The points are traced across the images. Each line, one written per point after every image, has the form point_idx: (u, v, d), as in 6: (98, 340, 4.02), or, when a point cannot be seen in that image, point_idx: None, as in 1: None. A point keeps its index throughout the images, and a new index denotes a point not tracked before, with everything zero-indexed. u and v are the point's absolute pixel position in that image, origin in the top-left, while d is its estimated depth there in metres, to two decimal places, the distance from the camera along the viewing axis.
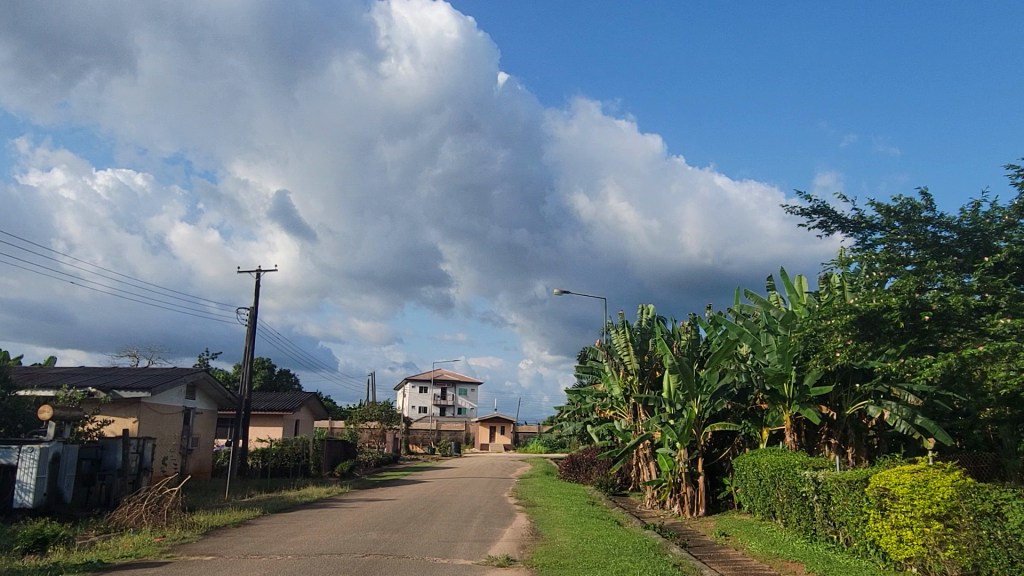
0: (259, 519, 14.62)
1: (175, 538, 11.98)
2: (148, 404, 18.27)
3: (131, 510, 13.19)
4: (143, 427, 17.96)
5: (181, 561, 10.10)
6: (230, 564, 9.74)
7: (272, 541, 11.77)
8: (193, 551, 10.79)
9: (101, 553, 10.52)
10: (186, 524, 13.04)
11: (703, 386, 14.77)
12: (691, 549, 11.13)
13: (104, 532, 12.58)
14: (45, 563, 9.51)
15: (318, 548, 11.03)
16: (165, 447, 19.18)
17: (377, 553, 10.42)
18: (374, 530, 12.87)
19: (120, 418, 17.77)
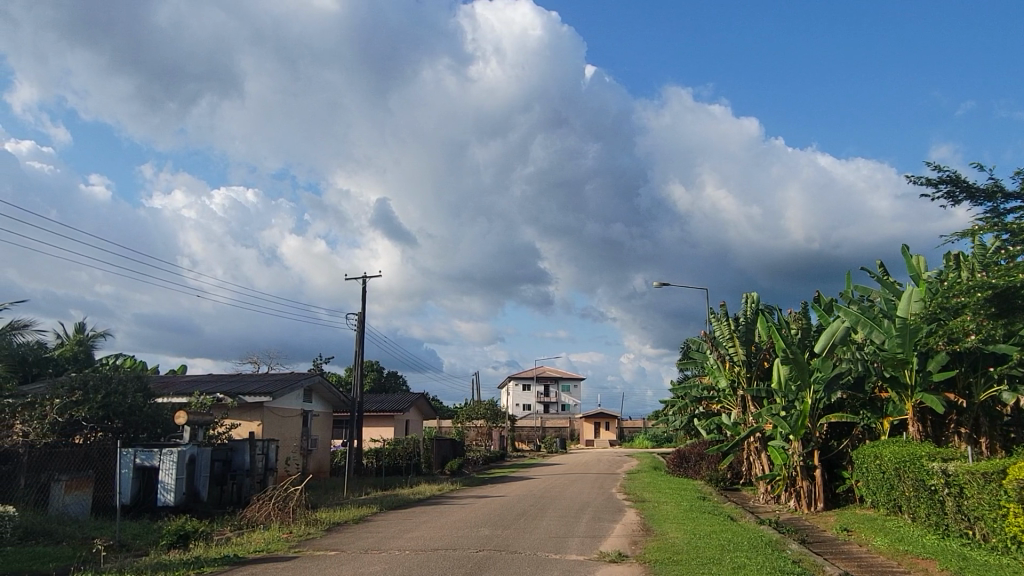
0: (377, 516, 15.22)
1: (301, 534, 12.69)
2: (270, 408, 19.38)
3: (261, 507, 14.07)
4: (267, 429, 19.08)
5: (308, 555, 10.70)
6: (354, 559, 10.24)
7: (391, 537, 12.25)
8: (319, 547, 11.40)
9: (237, 548, 11.29)
10: (310, 520, 13.80)
11: (816, 375, 14.16)
12: (811, 546, 10.73)
13: (238, 528, 13.48)
14: (189, 557, 10.29)
15: (434, 543, 11.39)
16: (287, 448, 20.29)
17: (490, 549, 10.64)
18: (486, 526, 13.14)
19: (246, 421, 18.93)
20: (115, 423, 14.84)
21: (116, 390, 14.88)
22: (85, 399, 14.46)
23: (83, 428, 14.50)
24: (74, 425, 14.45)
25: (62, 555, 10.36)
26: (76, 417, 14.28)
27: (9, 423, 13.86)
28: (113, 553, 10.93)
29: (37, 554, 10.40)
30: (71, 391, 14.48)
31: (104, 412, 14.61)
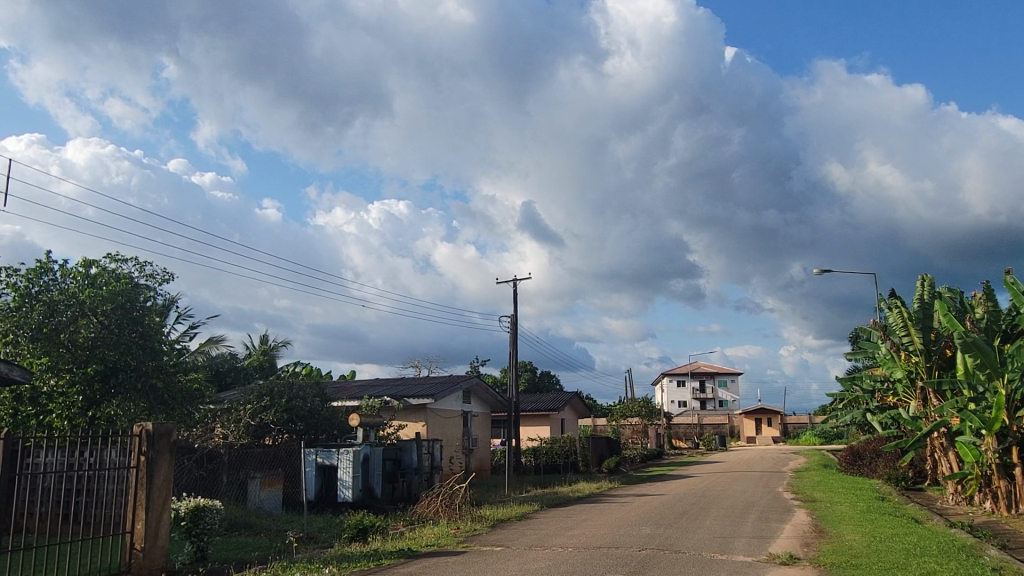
0: (537, 514, 15.52)
1: (468, 530, 13.22)
2: (433, 410, 20.35)
3: (429, 504, 14.82)
4: (431, 430, 20.06)
5: (475, 551, 11.13)
6: (519, 555, 10.55)
7: (553, 534, 12.46)
8: (485, 542, 11.83)
9: (410, 542, 11.98)
10: (476, 517, 14.34)
11: (1010, 363, 12.80)
12: (1014, 552, 9.71)
13: (410, 523, 14.28)
14: (368, 550, 11.04)
15: (597, 542, 11.47)
16: (450, 447, 21.22)
17: (654, 548, 10.57)
18: (648, 525, 13.02)
19: (411, 423, 19.98)
20: (297, 425, 16.20)
21: (297, 395, 16.30)
22: (271, 405, 15.98)
23: (271, 430, 15.94)
24: (264, 428, 15.93)
25: (261, 545, 11.50)
26: (265, 421, 15.79)
27: (211, 426, 15.55)
28: (304, 544, 11.98)
29: (241, 544, 11.62)
30: (259, 396, 16.08)
31: (289, 415, 16.04)
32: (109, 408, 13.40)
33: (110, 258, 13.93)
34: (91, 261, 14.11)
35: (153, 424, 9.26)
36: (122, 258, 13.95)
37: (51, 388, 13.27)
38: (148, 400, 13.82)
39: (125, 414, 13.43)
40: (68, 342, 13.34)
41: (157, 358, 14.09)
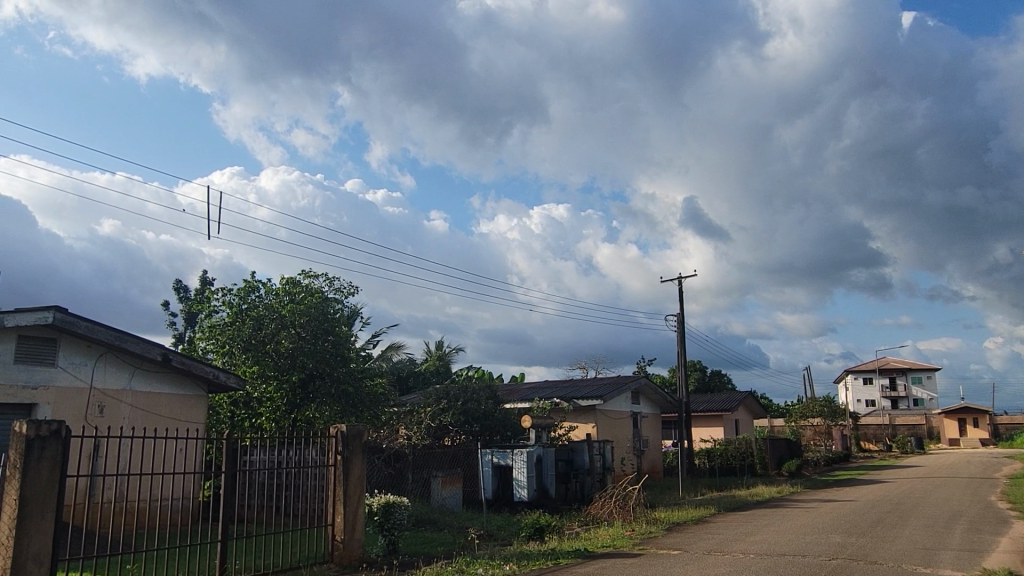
0: (715, 517, 15.11)
1: (644, 532, 13.12)
2: (603, 411, 20.43)
3: (603, 505, 14.89)
4: (601, 431, 20.14)
5: (652, 553, 11.06)
6: (698, 559, 10.36)
7: (733, 539, 12.08)
8: (663, 545, 11.71)
9: (586, 542, 12.13)
10: (651, 519, 14.20)
11: None
12: None
13: (585, 524, 14.43)
14: (547, 549, 11.30)
15: (781, 548, 10.98)
16: (622, 448, 21.19)
17: (845, 558, 9.96)
18: (837, 533, 12.25)
19: (582, 424, 20.18)
20: (474, 427, 16.89)
21: (472, 398, 17.02)
22: (448, 407, 16.80)
23: (450, 431, 16.72)
24: (443, 429, 16.78)
25: (446, 541, 12.11)
26: (444, 422, 16.62)
27: (396, 427, 16.63)
28: (485, 541, 12.48)
29: (428, 539, 12.34)
30: (437, 399, 16.99)
31: (465, 417, 16.79)
32: (308, 411, 14.75)
33: (304, 274, 15.35)
34: (289, 277, 15.63)
35: (346, 426, 10.11)
36: (314, 274, 15.33)
37: (261, 394, 14.84)
38: (341, 403, 15.04)
39: (321, 417, 14.71)
40: (273, 351, 14.86)
41: (347, 365, 15.31)
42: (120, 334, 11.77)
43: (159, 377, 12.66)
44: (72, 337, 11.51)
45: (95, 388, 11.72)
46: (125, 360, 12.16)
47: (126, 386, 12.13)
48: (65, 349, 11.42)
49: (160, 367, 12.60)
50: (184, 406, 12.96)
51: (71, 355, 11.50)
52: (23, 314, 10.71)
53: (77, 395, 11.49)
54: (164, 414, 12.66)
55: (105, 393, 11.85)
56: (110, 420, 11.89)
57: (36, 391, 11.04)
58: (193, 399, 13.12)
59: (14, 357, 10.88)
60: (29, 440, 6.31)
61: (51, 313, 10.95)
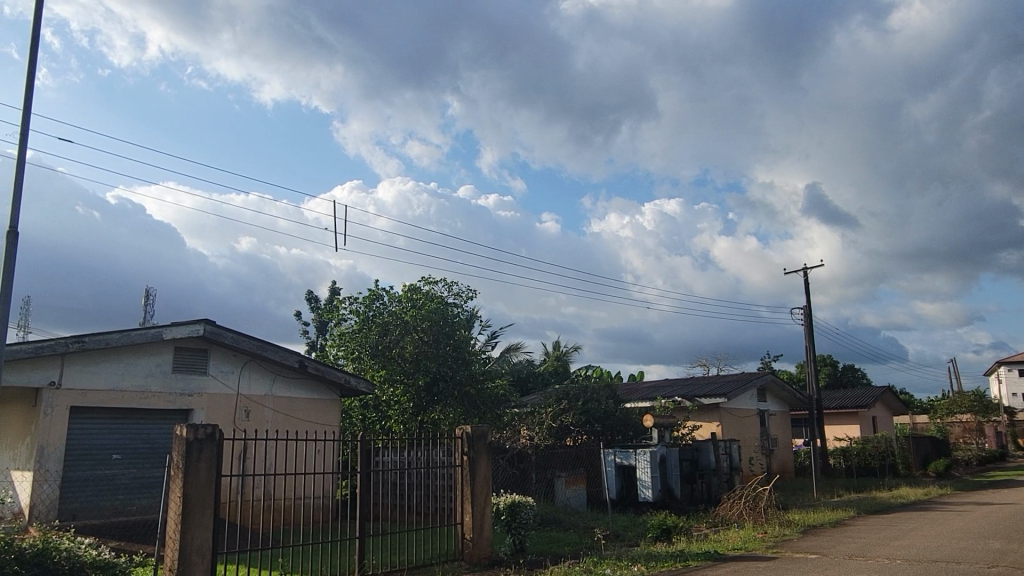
0: (855, 520, 14.30)
1: (778, 534, 12.62)
2: (727, 409, 19.83)
3: (732, 506, 14.44)
4: (727, 430, 19.55)
5: (788, 557, 10.63)
6: (839, 565, 9.84)
7: (876, 544, 11.38)
8: (798, 549, 11.22)
9: (716, 545, 11.81)
10: (784, 522, 13.63)
11: None
12: None
13: (714, 526, 14.05)
14: (675, 550, 11.12)
15: (931, 554, 10.24)
16: (750, 447, 20.50)
17: (1007, 566, 9.16)
18: (996, 539, 11.27)
19: (706, 423, 19.68)
20: (595, 426, 16.84)
21: (592, 398, 16.96)
22: (569, 407, 16.85)
23: (571, 431, 16.76)
24: (564, 429, 16.82)
25: (572, 541, 12.18)
26: (565, 423, 16.68)
27: (518, 428, 16.84)
28: (611, 541, 12.42)
29: (554, 539, 12.43)
30: (558, 400, 17.06)
31: (586, 417, 16.73)
32: (434, 413, 15.25)
33: (424, 281, 15.87)
34: (410, 284, 16.21)
35: (471, 427, 10.36)
36: (434, 280, 15.83)
37: (388, 397, 15.46)
38: (464, 405, 15.42)
39: (446, 418, 15.13)
40: (398, 356, 15.46)
41: (469, 368, 15.70)
42: (262, 343, 12.62)
43: (296, 383, 13.47)
44: (220, 348, 12.45)
45: (242, 394, 12.63)
46: (266, 367, 13.04)
47: (268, 391, 12.99)
48: (214, 358, 12.38)
49: (297, 373, 13.42)
50: (320, 411, 13.74)
51: (220, 364, 12.44)
52: (178, 326, 11.70)
53: (226, 400, 12.42)
54: (303, 418, 13.46)
55: (250, 399, 12.74)
56: (255, 424, 12.77)
57: (191, 397, 12.03)
58: (328, 402, 13.87)
59: (171, 366, 11.90)
60: (188, 442, 6.87)
61: (202, 325, 11.90)
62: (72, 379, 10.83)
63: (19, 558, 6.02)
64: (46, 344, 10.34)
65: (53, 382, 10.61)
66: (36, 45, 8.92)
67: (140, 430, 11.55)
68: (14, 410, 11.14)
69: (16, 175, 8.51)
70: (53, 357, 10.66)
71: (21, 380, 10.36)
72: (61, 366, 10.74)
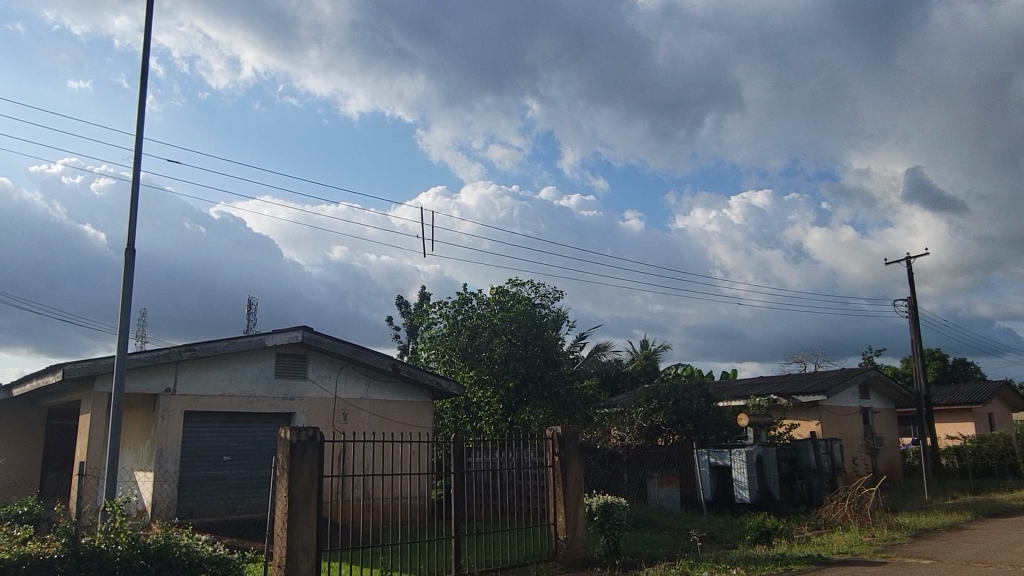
0: (972, 524, 13.45)
1: (886, 538, 12.03)
2: (827, 407, 19.05)
3: (836, 508, 13.86)
4: (827, 429, 18.78)
5: (899, 562, 10.12)
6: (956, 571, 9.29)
7: (998, 549, 10.67)
8: (909, 553, 10.66)
9: (820, 548, 11.37)
10: (893, 524, 12.98)
11: None
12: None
13: (817, 528, 13.53)
14: (775, 553, 10.78)
15: None
16: (852, 447, 19.64)
17: None
18: None
19: (804, 421, 18.98)
20: (687, 426, 16.51)
21: (683, 397, 16.61)
22: (660, 406, 16.58)
23: (663, 431, 16.50)
24: (656, 429, 16.57)
25: (667, 542, 12.02)
26: (656, 422, 16.44)
27: (608, 428, 16.72)
28: (708, 543, 12.18)
29: (648, 540, 12.29)
30: (648, 399, 16.83)
31: (678, 416, 16.41)
32: (524, 414, 15.37)
33: (511, 283, 16.01)
34: (497, 286, 16.38)
35: (562, 428, 10.39)
36: (521, 281, 15.95)
37: (479, 399, 15.67)
38: (553, 406, 15.46)
39: (536, 419, 15.20)
40: (488, 358, 15.65)
41: (557, 369, 15.74)
42: (356, 347, 13.04)
43: (390, 386, 13.86)
44: (318, 353, 12.97)
45: (340, 397, 13.11)
46: (361, 371, 13.48)
47: (364, 395, 13.44)
48: (313, 363, 12.91)
49: (391, 377, 13.80)
50: (413, 413, 14.08)
51: (318, 368, 12.96)
52: (278, 334, 12.27)
53: (325, 404, 12.92)
54: (397, 420, 13.84)
55: (347, 402, 13.21)
56: (353, 426, 13.22)
57: (293, 401, 12.58)
58: (420, 405, 14.21)
59: (274, 372, 12.49)
60: (292, 444, 7.21)
61: (300, 332, 12.42)
62: (185, 386, 11.53)
63: (144, 552, 6.48)
64: (162, 353, 11.05)
65: (168, 388, 11.33)
66: (146, 74, 9.57)
67: (247, 432, 12.19)
68: (135, 415, 11.95)
69: (131, 196, 9.15)
70: (168, 365, 11.38)
71: (140, 386, 11.11)
72: (175, 374, 11.46)
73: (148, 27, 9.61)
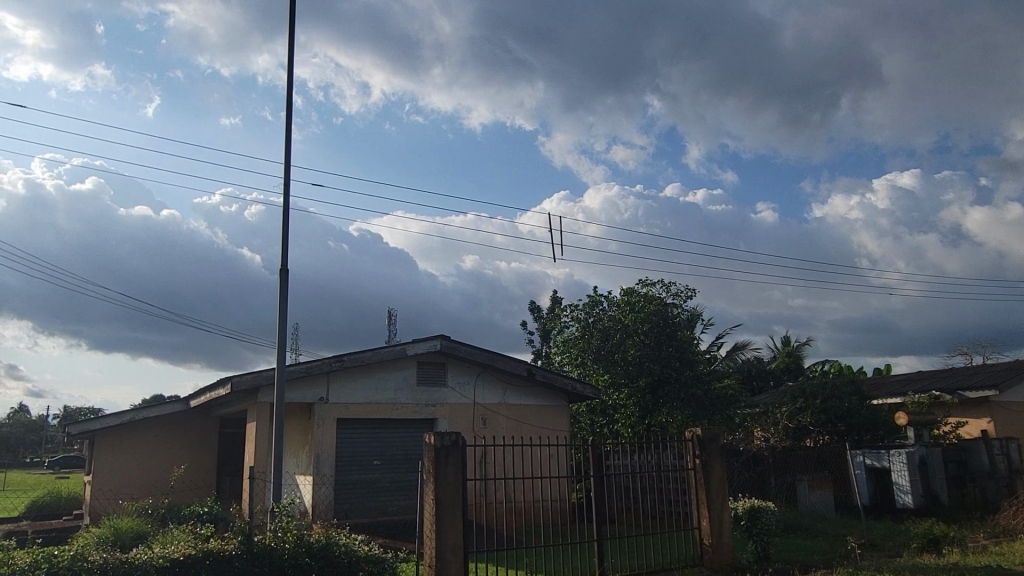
0: None
1: None
2: (1000, 403, 17.35)
3: (1017, 515, 12.69)
4: (1001, 427, 17.10)
5: None
6: None
7: None
8: None
9: (999, 558, 10.38)
10: None
11: None
12: None
13: (995, 536, 12.32)
14: (946, 563, 9.95)
15: None
16: None
17: None
18: None
19: (974, 419, 17.42)
20: (839, 426, 15.56)
21: (832, 395, 15.67)
22: (807, 406, 15.74)
23: (811, 432, 15.68)
24: (803, 429, 15.76)
25: (822, 549, 11.40)
26: (804, 423, 15.64)
27: (752, 429, 16.10)
28: (868, 551, 11.44)
29: (802, 546, 11.72)
30: (794, 398, 16.04)
31: (827, 416, 15.50)
32: (661, 416, 15.09)
33: (641, 283, 15.81)
34: (628, 287, 16.23)
35: (702, 430, 10.10)
36: (651, 282, 15.72)
37: (615, 401, 15.59)
38: (692, 407, 15.11)
39: (674, 421, 14.89)
40: (621, 360, 15.53)
41: (694, 368, 15.38)
42: (492, 354, 13.33)
43: (526, 390, 14.09)
44: (456, 360, 13.40)
45: (478, 403, 13.48)
46: (497, 377, 13.80)
47: (501, 400, 13.74)
48: (451, 370, 13.36)
49: (526, 382, 14.02)
50: (549, 416, 14.23)
51: (457, 375, 13.40)
52: (418, 343, 12.79)
53: (465, 409, 13.33)
54: (534, 423, 14.04)
55: (486, 407, 13.55)
56: (492, 431, 13.54)
57: (435, 407, 13.08)
58: (556, 408, 14.34)
59: (416, 379, 13.05)
60: (437, 449, 7.51)
61: (438, 341, 12.89)
62: (337, 395, 12.27)
63: (309, 551, 6.97)
64: (315, 364, 11.83)
65: (322, 397, 12.12)
66: (291, 109, 10.32)
67: (394, 438, 12.80)
68: (294, 422, 12.86)
69: (283, 221, 9.89)
70: (321, 376, 12.17)
71: (298, 397, 11.95)
72: (328, 384, 12.23)
73: (291, 66, 10.37)
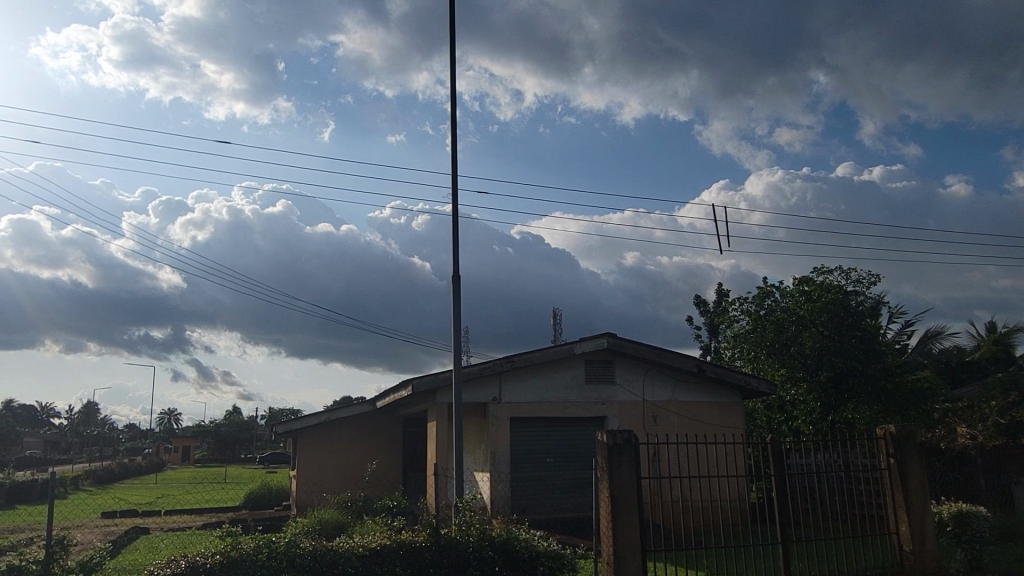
0: None
1: None
2: None
3: None
4: None
5: None
6: None
7: None
8: None
9: None
10: None
11: None
12: None
13: None
14: None
15: None
16: None
17: None
18: None
19: None
20: None
21: None
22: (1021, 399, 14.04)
23: None
24: None
25: None
26: None
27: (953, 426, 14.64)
28: None
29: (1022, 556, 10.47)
30: (1004, 391, 14.37)
31: None
32: (847, 412, 14.12)
33: (817, 271, 14.90)
34: (802, 277, 15.35)
35: (895, 426, 9.33)
36: (828, 269, 14.78)
37: (793, 397, 14.79)
38: (881, 402, 14.00)
39: (862, 417, 13.88)
40: (798, 353, 14.72)
41: (882, 361, 14.23)
42: (660, 351, 13.13)
43: (696, 387, 13.76)
44: (624, 358, 13.36)
45: (648, 400, 13.36)
46: (666, 375, 13.60)
47: (671, 397, 13.52)
48: (619, 368, 13.34)
49: (697, 378, 13.69)
50: (723, 413, 13.80)
51: (625, 373, 13.37)
52: (586, 342, 12.89)
53: (635, 407, 13.26)
54: (707, 420, 13.67)
55: (656, 405, 13.40)
56: (663, 429, 13.35)
57: (605, 405, 13.14)
58: (730, 405, 13.86)
59: (584, 378, 13.17)
60: (610, 446, 7.56)
61: (605, 339, 12.92)
62: (509, 394, 12.68)
63: (492, 543, 7.27)
64: (487, 366, 12.29)
65: (495, 397, 12.58)
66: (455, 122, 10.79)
67: (565, 436, 13.03)
68: (471, 421, 13.45)
69: (452, 229, 10.39)
70: (493, 376, 12.63)
71: (473, 397, 12.49)
72: (500, 384, 12.67)
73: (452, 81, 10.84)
